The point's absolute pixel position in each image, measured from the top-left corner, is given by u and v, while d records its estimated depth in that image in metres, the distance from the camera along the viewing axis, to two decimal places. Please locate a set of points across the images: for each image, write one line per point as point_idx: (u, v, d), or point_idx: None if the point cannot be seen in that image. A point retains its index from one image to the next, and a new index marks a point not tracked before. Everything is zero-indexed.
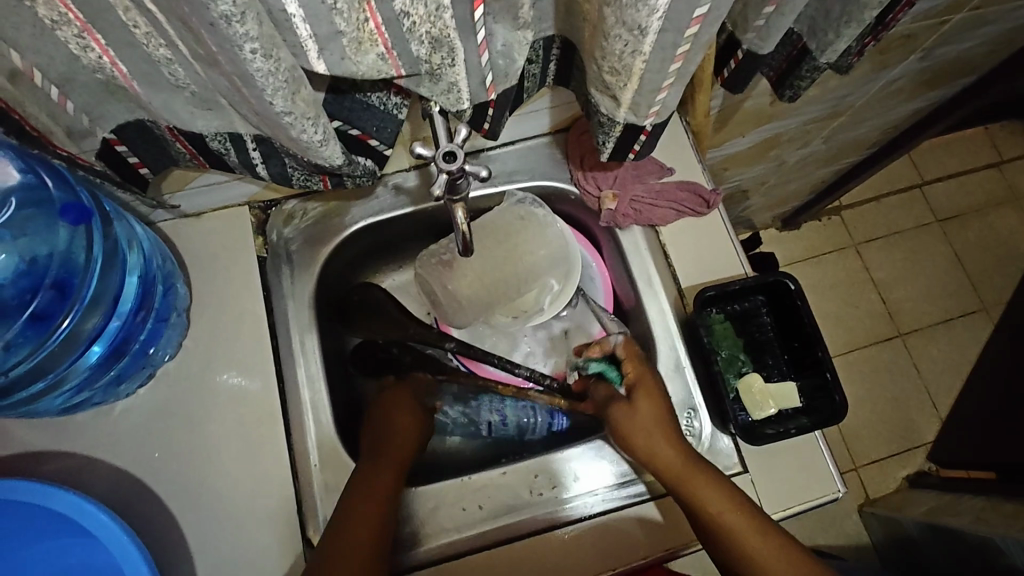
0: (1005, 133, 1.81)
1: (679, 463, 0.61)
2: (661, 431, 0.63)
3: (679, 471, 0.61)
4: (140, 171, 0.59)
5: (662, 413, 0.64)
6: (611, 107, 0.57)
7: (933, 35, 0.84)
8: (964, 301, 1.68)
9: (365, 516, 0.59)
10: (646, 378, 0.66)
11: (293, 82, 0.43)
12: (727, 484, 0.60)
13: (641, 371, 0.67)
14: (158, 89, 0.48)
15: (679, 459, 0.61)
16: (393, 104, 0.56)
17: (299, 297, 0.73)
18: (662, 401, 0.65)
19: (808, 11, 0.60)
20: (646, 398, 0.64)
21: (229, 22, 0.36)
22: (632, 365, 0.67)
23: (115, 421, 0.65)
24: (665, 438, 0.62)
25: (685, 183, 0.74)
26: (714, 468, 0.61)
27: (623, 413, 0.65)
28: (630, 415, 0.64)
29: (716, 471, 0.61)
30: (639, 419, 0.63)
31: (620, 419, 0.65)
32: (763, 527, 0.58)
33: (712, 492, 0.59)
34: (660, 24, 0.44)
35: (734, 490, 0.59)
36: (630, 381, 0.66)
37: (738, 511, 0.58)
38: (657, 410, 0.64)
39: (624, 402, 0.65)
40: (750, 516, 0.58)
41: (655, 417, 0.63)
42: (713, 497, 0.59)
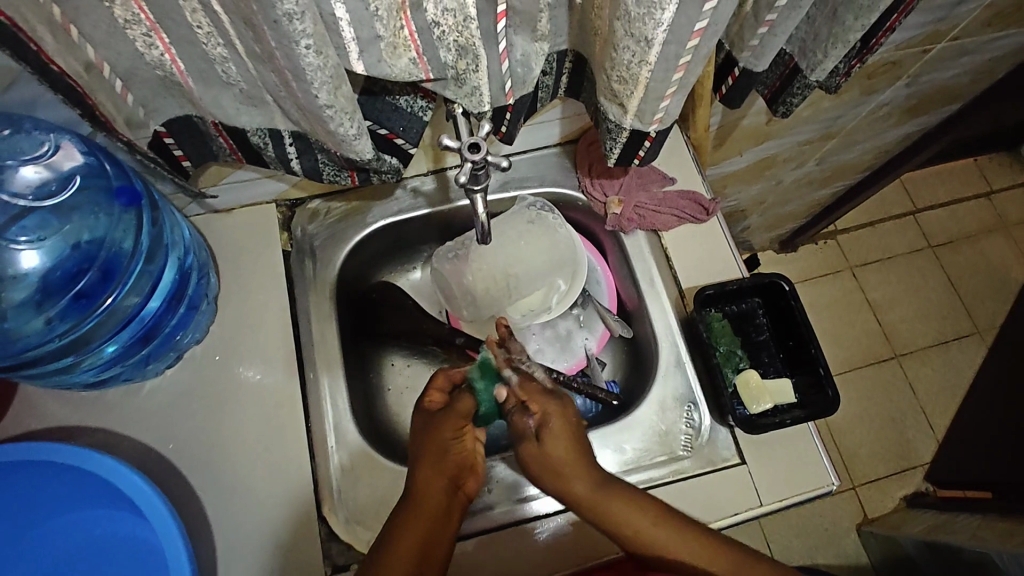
0: (993, 164, 1.87)
1: (591, 496, 0.60)
2: (576, 465, 0.61)
3: (596, 505, 0.60)
4: (182, 164, 0.64)
5: (571, 445, 0.61)
6: (618, 114, 0.62)
7: (917, 62, 0.90)
8: (957, 324, 1.72)
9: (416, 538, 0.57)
10: (556, 410, 0.63)
11: (336, 79, 0.48)
12: (646, 502, 0.60)
13: (548, 403, 0.63)
14: (211, 86, 0.53)
15: (593, 491, 0.60)
16: (420, 106, 0.61)
17: (320, 289, 0.77)
18: (569, 429, 0.62)
19: (799, 33, 0.66)
20: (556, 431, 0.62)
21: (291, 19, 0.40)
22: (538, 398, 0.64)
23: (145, 399, 0.69)
24: (578, 472, 0.61)
25: (686, 192, 0.80)
26: (627, 490, 0.61)
27: (531, 452, 0.62)
28: (542, 455, 0.62)
29: (633, 494, 0.61)
30: (551, 458, 0.61)
31: (532, 461, 0.62)
32: (695, 534, 0.59)
33: (633, 518, 0.59)
34: (664, 36, 0.50)
35: (658, 508, 0.60)
36: (540, 417, 0.63)
37: (661, 528, 0.59)
38: (566, 446, 0.61)
39: (534, 442, 0.62)
40: (683, 528, 0.59)
41: (569, 453, 0.61)
42: (632, 521, 0.59)
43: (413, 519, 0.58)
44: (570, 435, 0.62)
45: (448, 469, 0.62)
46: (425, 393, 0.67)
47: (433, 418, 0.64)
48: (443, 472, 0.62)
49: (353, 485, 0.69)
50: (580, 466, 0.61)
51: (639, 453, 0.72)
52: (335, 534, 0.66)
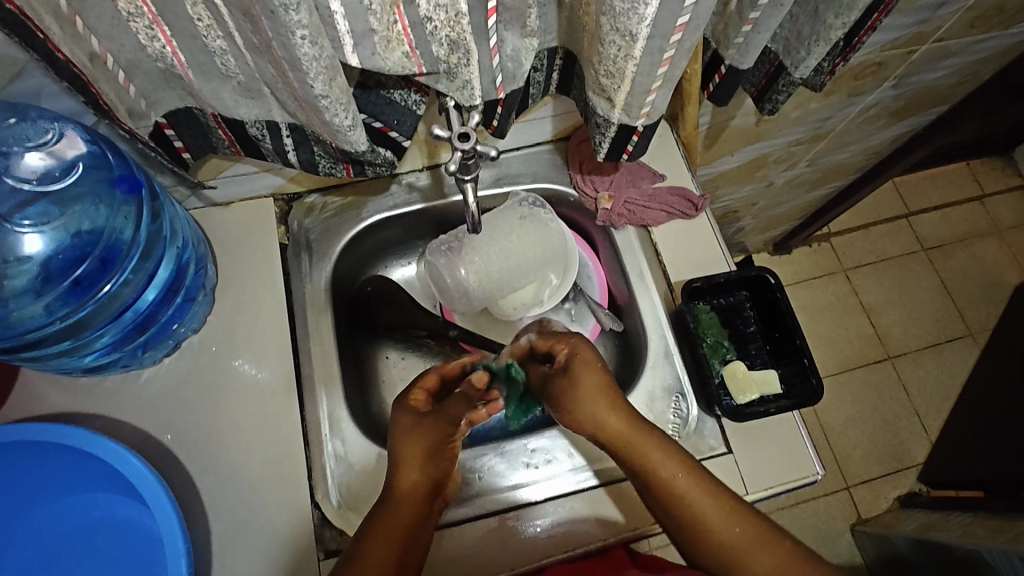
0: (985, 168, 1.90)
1: (626, 430, 0.63)
2: (608, 399, 0.64)
3: (629, 441, 0.63)
4: (182, 156, 0.65)
5: (601, 379, 0.65)
6: (606, 109, 0.64)
7: (903, 64, 0.92)
8: (950, 326, 1.73)
9: (397, 531, 0.59)
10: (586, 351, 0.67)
11: (331, 70, 0.49)
12: (676, 448, 0.63)
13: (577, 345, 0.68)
14: (210, 78, 0.55)
15: (628, 427, 0.63)
16: (413, 100, 0.63)
17: (316, 280, 0.79)
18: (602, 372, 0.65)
19: (783, 32, 0.68)
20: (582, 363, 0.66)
21: (287, 10, 0.42)
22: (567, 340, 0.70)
23: (144, 386, 0.70)
24: (612, 406, 0.64)
25: (676, 188, 0.81)
26: (658, 431, 0.63)
27: (565, 384, 0.65)
28: (571, 389, 0.65)
29: (669, 441, 0.63)
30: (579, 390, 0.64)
31: (566, 392, 0.65)
32: (720, 495, 0.60)
33: (666, 464, 0.61)
34: (648, 31, 0.52)
35: (691, 465, 0.62)
36: (565, 357, 0.68)
37: (693, 477, 0.61)
38: (602, 382, 0.65)
39: (564, 376, 0.66)
40: (712, 488, 0.60)
41: (599, 383, 0.64)
42: (664, 463, 0.61)
43: (391, 521, 0.59)
44: (600, 373, 0.65)
45: (430, 474, 0.64)
46: (409, 389, 0.68)
47: (420, 418, 0.65)
48: (426, 476, 0.63)
49: (347, 473, 0.70)
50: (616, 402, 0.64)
51: None
52: (328, 520, 0.67)
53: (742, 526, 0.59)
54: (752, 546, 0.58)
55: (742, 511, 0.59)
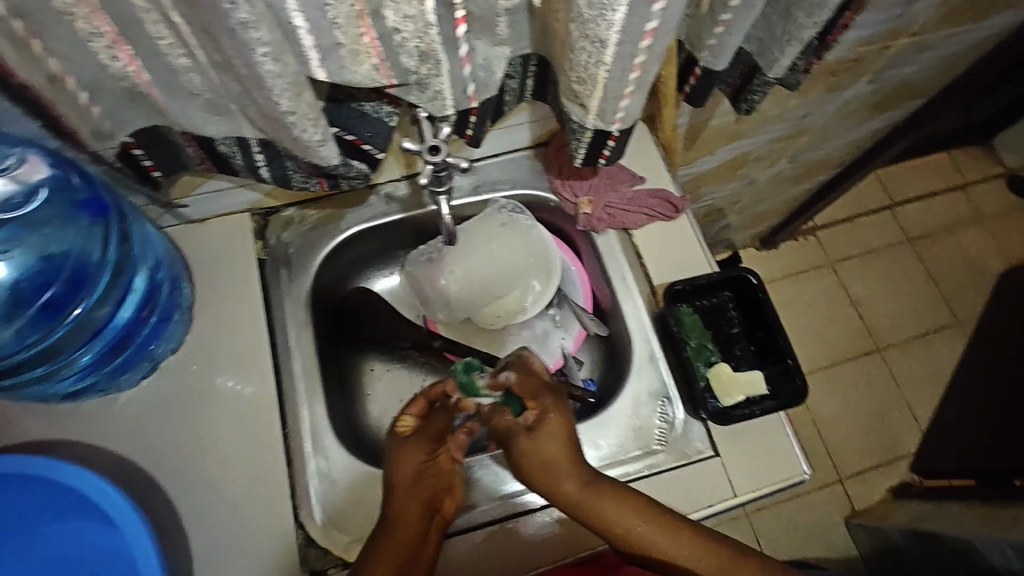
0: (967, 157, 1.91)
1: (574, 493, 0.60)
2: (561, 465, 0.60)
3: (578, 500, 0.60)
4: (153, 174, 0.64)
5: (560, 441, 0.60)
6: (580, 114, 0.63)
7: (879, 59, 0.92)
8: (938, 316, 1.74)
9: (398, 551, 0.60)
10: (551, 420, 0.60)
11: (297, 86, 0.49)
12: (630, 497, 0.61)
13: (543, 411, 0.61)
14: (175, 96, 0.54)
15: (579, 489, 0.60)
16: (386, 112, 0.62)
17: (296, 296, 0.78)
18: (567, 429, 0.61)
19: (756, 33, 0.68)
20: (542, 427, 0.60)
21: (246, 28, 0.41)
22: (537, 395, 0.62)
23: (122, 410, 0.69)
24: (566, 468, 0.60)
25: (655, 190, 0.81)
26: (610, 483, 0.61)
27: (522, 444, 0.60)
28: (532, 448, 0.60)
29: (621, 492, 0.61)
30: (538, 453, 0.60)
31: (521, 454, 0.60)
32: (678, 528, 0.60)
33: (618, 511, 0.60)
34: (618, 37, 0.51)
35: (646, 506, 0.61)
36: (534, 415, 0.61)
37: (649, 523, 0.60)
38: (559, 446, 0.60)
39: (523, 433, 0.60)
40: (668, 523, 0.60)
41: (556, 445, 0.60)
42: (619, 518, 0.60)
43: (391, 547, 0.60)
44: (562, 432, 0.60)
45: (423, 496, 0.63)
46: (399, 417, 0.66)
47: (405, 442, 0.64)
48: (421, 497, 0.63)
49: (331, 491, 0.69)
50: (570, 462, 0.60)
51: (616, 450, 0.73)
52: (312, 539, 0.66)
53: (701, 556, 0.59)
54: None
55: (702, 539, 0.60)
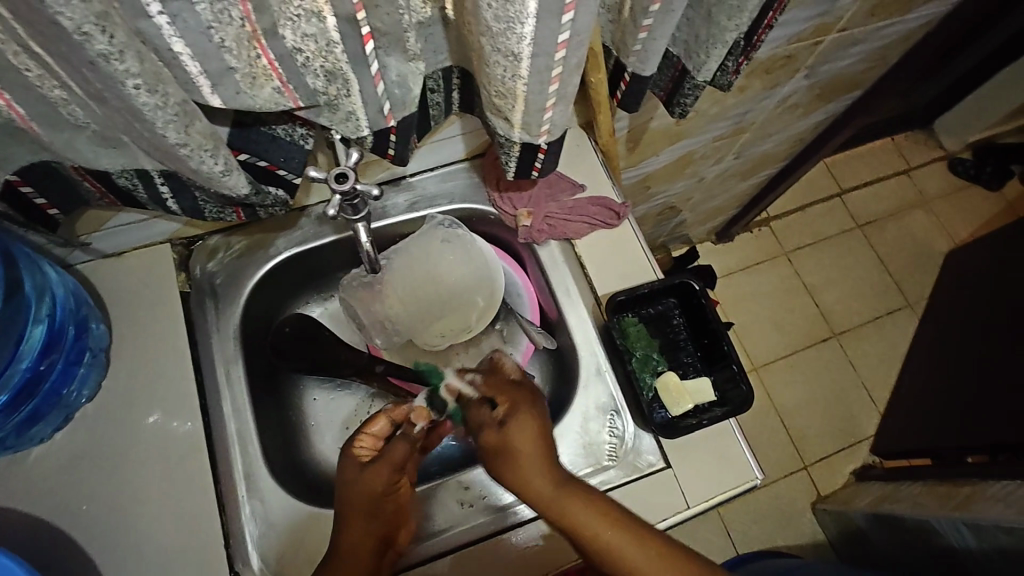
0: (909, 142, 1.96)
1: (546, 496, 0.56)
2: (534, 464, 0.57)
3: (548, 501, 0.56)
4: (49, 212, 0.60)
5: (534, 434, 0.58)
6: (506, 128, 0.61)
7: (812, 54, 0.93)
8: (890, 299, 1.78)
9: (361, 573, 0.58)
10: (519, 415, 0.58)
11: (186, 115, 0.45)
12: (601, 500, 0.57)
13: (513, 403, 0.59)
14: (58, 130, 0.50)
15: (552, 488, 0.56)
16: (299, 134, 0.59)
17: (224, 329, 0.73)
18: (538, 426, 0.58)
19: (682, 36, 0.66)
20: (506, 423, 0.58)
21: (108, 59, 0.38)
22: (506, 391, 0.61)
23: (34, 467, 0.64)
24: (539, 468, 0.57)
25: (596, 198, 0.79)
26: (582, 485, 0.57)
27: (494, 436, 0.58)
28: (504, 440, 0.57)
29: (604, 506, 0.56)
30: (508, 448, 0.57)
31: (494, 443, 0.58)
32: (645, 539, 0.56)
33: (601, 528, 0.55)
34: (530, 49, 0.49)
35: (620, 514, 0.56)
36: (503, 412, 0.59)
37: (620, 531, 0.55)
38: (531, 441, 0.57)
39: (495, 425, 0.59)
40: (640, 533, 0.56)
41: (530, 437, 0.58)
42: (591, 523, 0.55)
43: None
44: (537, 426, 0.58)
45: (375, 529, 0.60)
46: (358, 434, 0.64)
47: (363, 471, 0.61)
48: (371, 530, 0.60)
49: (268, 536, 0.66)
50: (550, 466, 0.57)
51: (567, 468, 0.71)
52: None
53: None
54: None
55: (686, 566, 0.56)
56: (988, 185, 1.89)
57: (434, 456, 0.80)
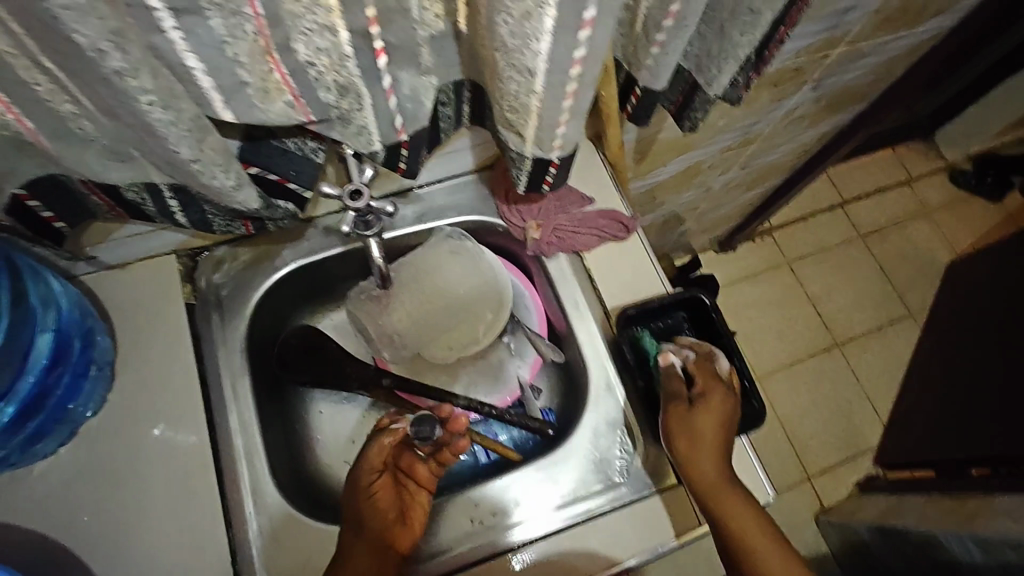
0: (911, 152, 1.96)
1: (710, 479, 0.65)
2: (709, 451, 0.65)
3: (707, 486, 0.65)
4: (55, 225, 0.59)
5: (717, 428, 0.66)
6: (518, 143, 0.60)
7: (819, 67, 0.93)
8: (892, 309, 1.78)
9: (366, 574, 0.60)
10: (717, 399, 0.67)
11: (198, 130, 0.45)
12: (748, 499, 0.65)
13: (715, 389, 0.67)
14: (66, 143, 0.49)
15: (721, 479, 0.65)
16: (310, 148, 0.59)
17: (230, 342, 0.73)
18: (723, 415, 0.67)
19: (693, 50, 0.66)
20: (713, 406, 0.66)
21: (122, 76, 0.37)
22: (706, 381, 0.68)
23: (37, 482, 0.63)
24: (711, 456, 0.65)
25: (605, 211, 0.78)
26: (738, 486, 0.66)
27: (680, 412, 0.67)
28: (685, 419, 0.66)
29: (746, 497, 0.65)
30: (697, 428, 0.65)
31: (673, 419, 0.67)
32: (779, 545, 0.65)
33: (742, 514, 0.64)
34: (545, 65, 0.49)
35: (761, 516, 0.65)
36: (699, 392, 0.68)
37: (760, 529, 0.65)
38: (711, 424, 0.66)
39: (688, 403, 0.67)
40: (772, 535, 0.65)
41: (717, 429, 0.66)
42: (738, 516, 0.64)
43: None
44: (722, 419, 0.66)
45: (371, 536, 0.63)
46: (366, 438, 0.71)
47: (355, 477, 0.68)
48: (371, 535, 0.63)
49: (275, 552, 0.65)
50: (722, 456, 0.66)
51: (577, 484, 0.70)
52: None
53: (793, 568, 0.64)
54: None
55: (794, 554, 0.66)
56: (990, 196, 1.89)
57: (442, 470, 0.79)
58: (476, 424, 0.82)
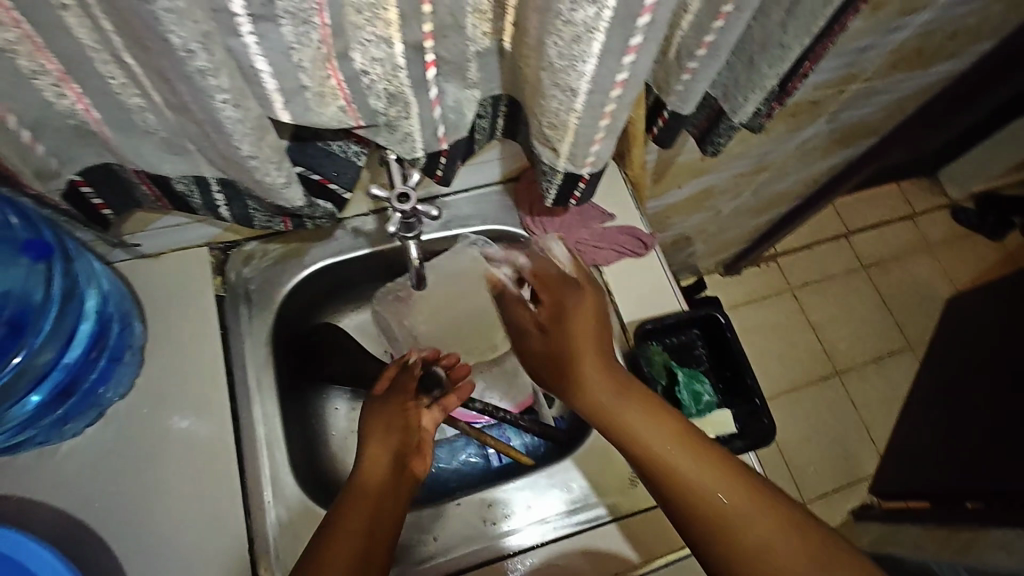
0: (916, 188, 2.00)
1: (635, 421, 0.61)
2: (626, 392, 0.63)
3: (627, 424, 0.61)
4: (102, 212, 0.61)
5: (590, 325, 0.68)
6: (552, 157, 0.63)
7: (835, 101, 0.96)
8: (892, 340, 1.81)
9: (364, 516, 0.57)
10: (573, 299, 0.70)
11: (259, 130, 0.47)
12: (686, 435, 0.60)
13: (563, 292, 0.71)
14: (128, 135, 0.51)
15: (646, 419, 0.61)
16: (353, 151, 0.61)
17: (257, 335, 0.75)
18: (595, 307, 0.70)
19: (721, 79, 0.69)
20: (574, 315, 0.69)
21: (204, 75, 0.40)
22: (557, 290, 0.71)
23: (64, 461, 0.65)
24: (635, 403, 0.62)
25: (626, 228, 0.81)
26: (669, 418, 0.61)
27: (538, 340, 0.71)
28: (564, 333, 0.69)
29: (681, 429, 0.60)
30: (562, 347, 0.68)
31: (550, 344, 0.69)
32: (739, 483, 0.57)
33: (678, 450, 0.59)
34: (588, 86, 0.51)
35: (709, 451, 0.59)
36: (550, 306, 0.71)
37: (711, 469, 0.58)
38: (587, 325, 0.68)
39: (545, 331, 0.71)
40: (731, 474, 0.58)
41: (591, 329, 0.68)
42: (674, 455, 0.59)
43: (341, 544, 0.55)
44: (592, 322, 0.68)
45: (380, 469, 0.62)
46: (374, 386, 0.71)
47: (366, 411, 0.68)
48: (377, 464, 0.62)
49: (293, 541, 0.66)
50: (651, 410, 0.62)
51: (588, 491, 0.72)
52: None
53: (772, 515, 0.56)
54: (781, 550, 0.54)
55: (777, 499, 0.57)
56: (991, 234, 1.93)
57: (453, 472, 0.81)
58: (489, 428, 0.84)
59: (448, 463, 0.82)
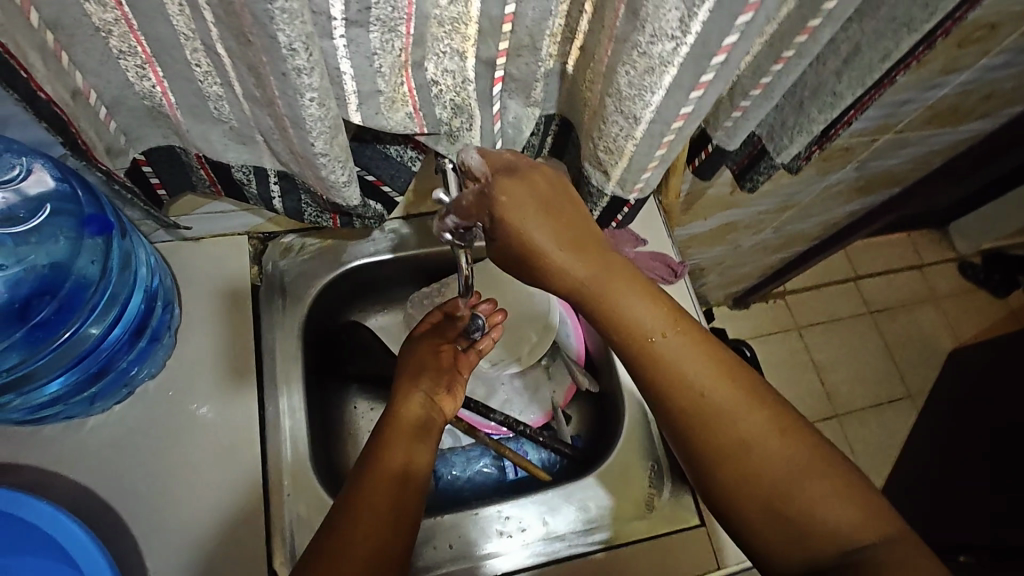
0: (926, 240, 2.03)
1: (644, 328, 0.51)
2: (624, 288, 0.52)
3: (629, 329, 0.52)
4: (158, 192, 0.62)
5: (571, 223, 0.52)
6: (601, 179, 0.64)
7: (866, 150, 0.98)
8: (893, 387, 1.82)
9: (393, 469, 0.59)
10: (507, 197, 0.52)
11: (334, 129, 0.48)
12: (698, 344, 0.52)
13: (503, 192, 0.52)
14: (199, 121, 0.52)
15: (657, 325, 0.52)
16: (409, 156, 0.62)
17: (287, 326, 0.75)
18: (540, 202, 0.52)
19: (768, 119, 0.71)
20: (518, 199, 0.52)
21: (300, 73, 0.41)
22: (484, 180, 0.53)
23: (89, 435, 0.65)
24: (645, 304, 0.52)
25: (658, 254, 0.83)
26: (682, 321, 0.52)
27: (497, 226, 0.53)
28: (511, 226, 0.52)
29: (692, 338, 0.52)
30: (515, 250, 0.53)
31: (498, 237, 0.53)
32: (754, 402, 0.52)
33: (685, 359, 0.52)
34: (651, 116, 0.53)
35: (724, 364, 0.52)
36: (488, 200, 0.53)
37: (722, 381, 0.52)
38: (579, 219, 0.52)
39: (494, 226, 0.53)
40: (743, 391, 0.52)
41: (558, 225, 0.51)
42: (684, 367, 0.51)
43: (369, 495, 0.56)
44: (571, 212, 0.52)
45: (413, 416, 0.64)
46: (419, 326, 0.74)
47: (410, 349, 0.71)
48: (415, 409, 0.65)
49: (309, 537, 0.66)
50: (663, 310, 0.52)
51: (604, 512, 0.72)
52: None
53: (788, 439, 0.51)
54: (794, 474, 0.50)
55: (788, 413, 0.52)
56: (996, 292, 1.96)
57: (467, 481, 0.82)
58: (506, 440, 0.84)
59: (463, 471, 0.83)
